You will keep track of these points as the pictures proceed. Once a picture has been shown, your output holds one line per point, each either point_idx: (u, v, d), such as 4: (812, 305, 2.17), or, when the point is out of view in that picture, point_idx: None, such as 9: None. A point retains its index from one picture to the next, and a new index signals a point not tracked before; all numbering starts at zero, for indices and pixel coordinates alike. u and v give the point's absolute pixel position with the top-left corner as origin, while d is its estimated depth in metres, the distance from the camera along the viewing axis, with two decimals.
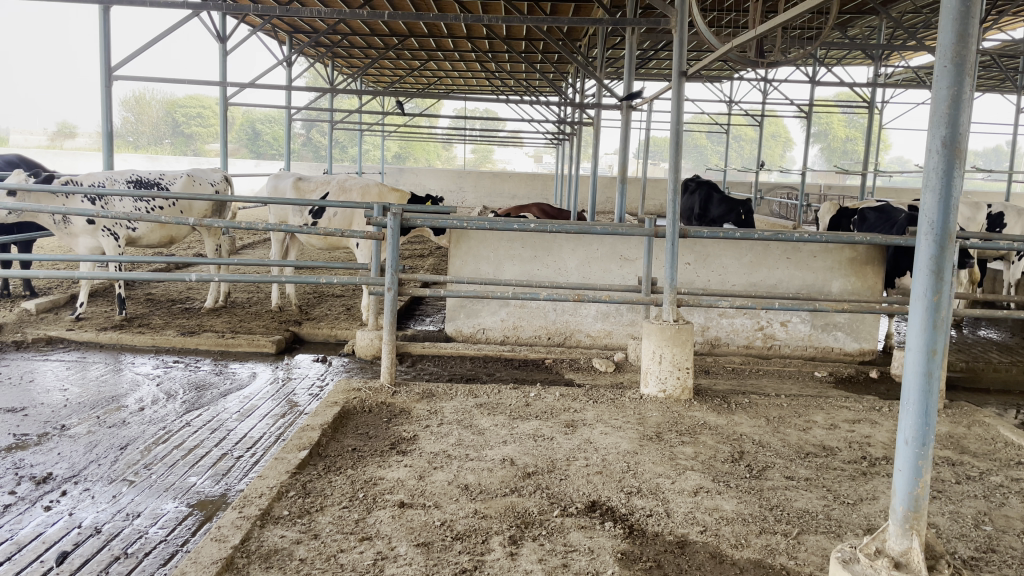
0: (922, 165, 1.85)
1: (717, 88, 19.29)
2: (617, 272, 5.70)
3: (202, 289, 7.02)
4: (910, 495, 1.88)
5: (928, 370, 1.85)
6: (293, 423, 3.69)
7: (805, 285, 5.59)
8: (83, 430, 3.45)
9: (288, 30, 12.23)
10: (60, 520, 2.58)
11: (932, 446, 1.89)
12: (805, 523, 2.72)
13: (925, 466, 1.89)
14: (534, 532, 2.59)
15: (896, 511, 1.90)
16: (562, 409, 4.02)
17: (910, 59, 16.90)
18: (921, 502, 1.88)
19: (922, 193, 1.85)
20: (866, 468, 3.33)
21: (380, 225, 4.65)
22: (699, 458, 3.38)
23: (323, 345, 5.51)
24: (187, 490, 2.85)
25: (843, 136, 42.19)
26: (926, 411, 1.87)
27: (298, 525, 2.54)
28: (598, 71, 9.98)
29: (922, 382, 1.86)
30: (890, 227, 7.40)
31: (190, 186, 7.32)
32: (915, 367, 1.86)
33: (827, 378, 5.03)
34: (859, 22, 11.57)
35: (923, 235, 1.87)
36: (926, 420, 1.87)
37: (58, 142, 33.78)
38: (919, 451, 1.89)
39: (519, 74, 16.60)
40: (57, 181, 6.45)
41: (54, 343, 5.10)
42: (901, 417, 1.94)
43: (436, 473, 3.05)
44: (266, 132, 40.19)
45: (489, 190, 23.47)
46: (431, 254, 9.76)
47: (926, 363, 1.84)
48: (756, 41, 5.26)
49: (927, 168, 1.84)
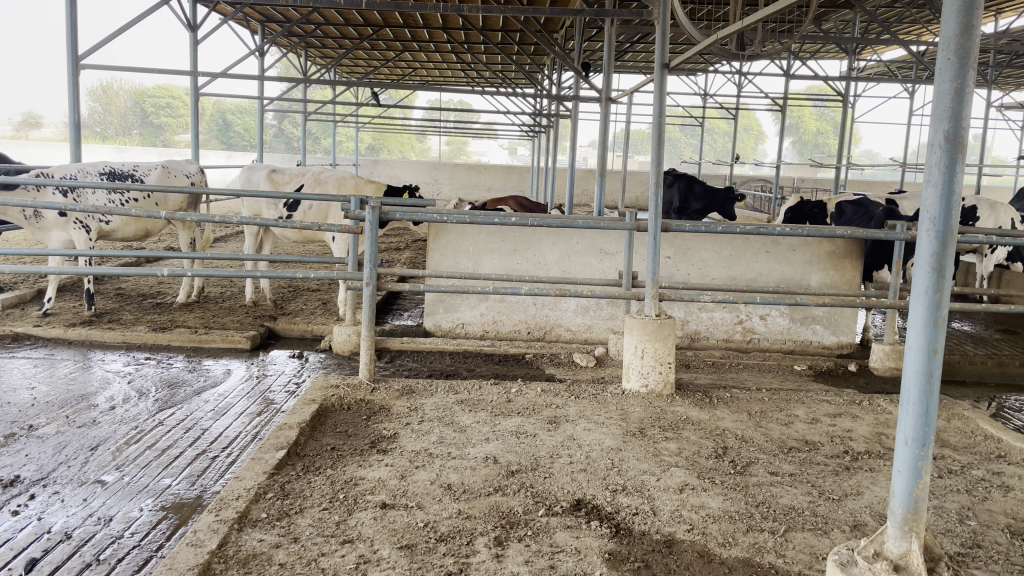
0: (923, 159, 1.83)
1: (693, 81, 19.33)
2: (598, 266, 5.65)
3: (175, 283, 6.85)
4: (910, 497, 1.88)
5: (929, 370, 1.84)
6: (270, 422, 3.59)
7: (785, 278, 5.61)
8: (52, 430, 3.32)
9: (261, 19, 11.96)
10: (28, 525, 2.46)
11: (932, 446, 1.88)
12: (791, 520, 2.71)
13: (925, 467, 1.89)
14: (520, 532, 2.54)
15: (895, 513, 1.90)
16: (544, 405, 3.97)
17: (882, 54, 17.12)
18: (920, 503, 1.88)
19: (923, 188, 1.83)
20: (849, 462, 3.34)
21: (357, 218, 4.52)
22: (683, 454, 3.36)
23: (299, 341, 5.39)
24: (161, 492, 2.75)
25: (814, 130, 42.79)
26: (926, 410, 1.86)
27: (277, 528, 2.45)
28: (576, 62, 9.90)
29: (922, 381, 1.86)
30: (868, 220, 7.50)
31: (165, 178, 7.14)
32: (916, 367, 1.85)
33: (806, 371, 5.05)
34: (833, 16, 11.65)
35: (924, 231, 1.85)
36: (926, 420, 1.86)
37: (22, 132, 32.83)
38: (919, 452, 1.88)
39: (495, 65, 16.45)
40: (27, 172, 6.23)
41: (19, 340, 4.90)
42: (900, 417, 1.93)
43: (418, 473, 2.98)
44: (237, 123, 39.52)
45: (466, 182, 23.34)
46: (409, 247, 9.65)
47: (927, 362, 1.83)
48: (737, 35, 5.24)
49: (929, 163, 1.82)
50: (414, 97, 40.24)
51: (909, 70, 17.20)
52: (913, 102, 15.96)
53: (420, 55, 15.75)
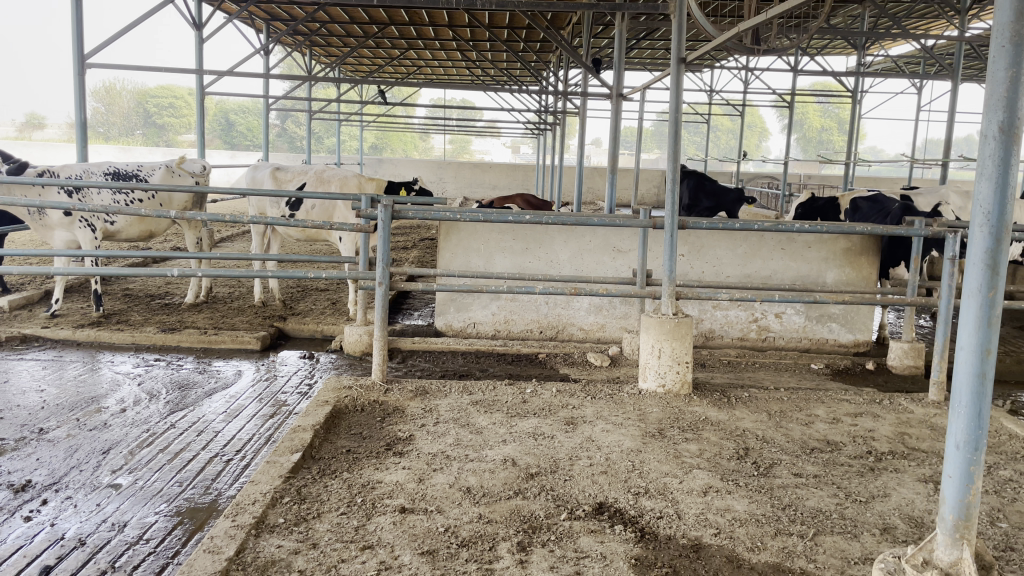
0: (977, 151, 1.85)
1: (699, 78, 19.23)
2: (610, 264, 5.59)
3: (182, 284, 6.80)
4: (962, 503, 1.89)
5: (981, 371, 1.85)
6: (283, 424, 3.54)
7: (800, 276, 5.54)
8: (63, 434, 3.27)
9: (266, 17, 11.90)
10: (41, 531, 2.41)
11: (984, 451, 1.89)
12: (820, 524, 2.64)
13: (977, 471, 1.89)
14: (543, 537, 2.48)
15: (946, 519, 1.91)
16: (560, 406, 3.91)
17: (890, 49, 16.99)
18: (972, 510, 1.89)
19: (976, 181, 1.85)
20: (874, 463, 3.27)
21: (369, 217, 4.45)
22: (704, 456, 3.29)
23: (309, 341, 5.34)
24: (176, 497, 2.69)
25: (819, 126, 42.67)
26: (978, 413, 1.86)
27: (295, 534, 2.40)
28: (584, 58, 9.80)
29: (974, 383, 1.86)
30: (883, 217, 7.41)
31: (169, 178, 7.09)
32: (968, 368, 1.86)
33: (824, 370, 4.98)
34: (842, 11, 11.56)
35: (977, 227, 1.86)
36: (977, 424, 1.87)
37: (26, 133, 32.96)
38: (971, 456, 1.89)
39: (500, 63, 16.39)
40: (32, 172, 6.20)
41: (27, 342, 4.86)
42: (950, 422, 1.94)
43: (436, 476, 2.92)
44: (240, 123, 39.52)
45: (470, 180, 23.30)
46: (416, 246, 9.59)
47: (980, 363, 1.84)
48: (751, 29, 5.16)
49: (982, 155, 1.84)
50: (418, 95, 40.23)
51: (917, 64, 17.05)
52: (922, 98, 15.79)
53: (425, 53, 15.70)
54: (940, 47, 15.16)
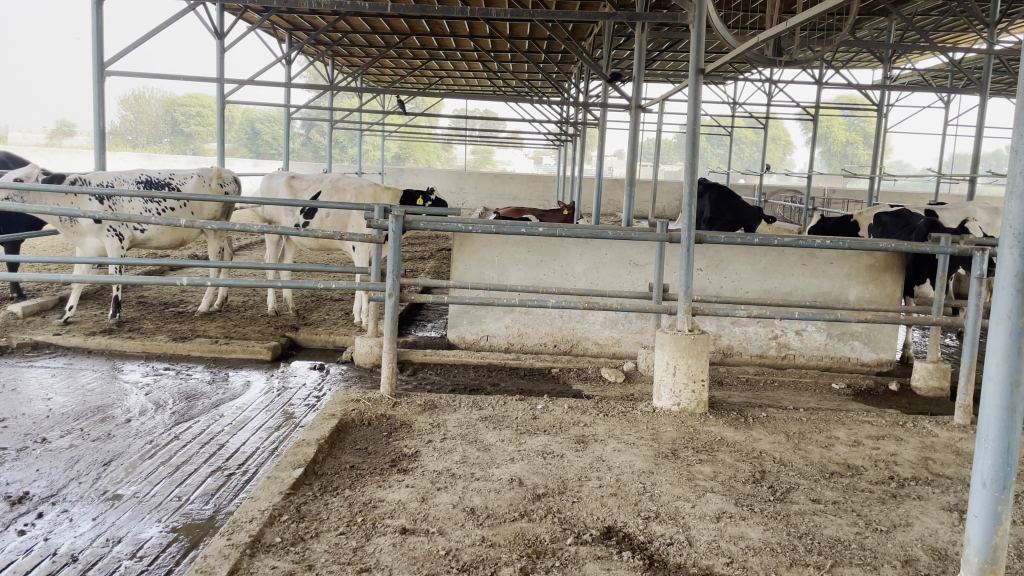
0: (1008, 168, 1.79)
1: (722, 90, 19.09)
2: (626, 277, 5.50)
3: (198, 292, 6.84)
4: (988, 544, 1.86)
5: (1011, 404, 1.79)
6: (288, 437, 3.50)
7: (822, 293, 5.40)
8: (65, 443, 3.25)
9: (288, 26, 12.02)
10: (34, 546, 2.37)
11: (1013, 489, 1.84)
12: (838, 554, 2.52)
13: (1004, 510, 1.85)
14: (547, 563, 2.39)
15: (972, 562, 1.89)
16: (571, 424, 3.82)
17: (918, 63, 16.73)
18: (998, 552, 1.86)
19: (1005, 200, 1.82)
20: (896, 490, 3.13)
21: (381, 228, 4.38)
22: (719, 478, 3.18)
23: (321, 352, 5.30)
24: (174, 512, 2.64)
25: (844, 140, 42.24)
26: (1007, 449, 1.81)
27: (291, 554, 2.33)
28: (604, 70, 9.63)
29: (1003, 416, 1.81)
30: (909, 233, 7.22)
31: (200, 187, 7.17)
32: (997, 402, 1.81)
33: (845, 390, 4.83)
34: (869, 24, 11.40)
35: (1007, 248, 1.82)
36: (1007, 460, 1.82)
37: (56, 140, 33.71)
38: (999, 494, 1.84)
39: (522, 73, 16.36)
40: (66, 179, 6.26)
41: (39, 349, 4.88)
42: (977, 457, 1.89)
43: (440, 495, 2.85)
44: (265, 132, 40.06)
45: (491, 191, 23.29)
46: (433, 256, 9.57)
47: (1010, 395, 1.78)
48: (774, 39, 5.03)
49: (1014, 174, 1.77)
50: (441, 105, 40.48)
51: (945, 78, 16.80)
52: (950, 111, 15.50)
53: (445, 63, 15.80)
54: (969, 61, 14.89)
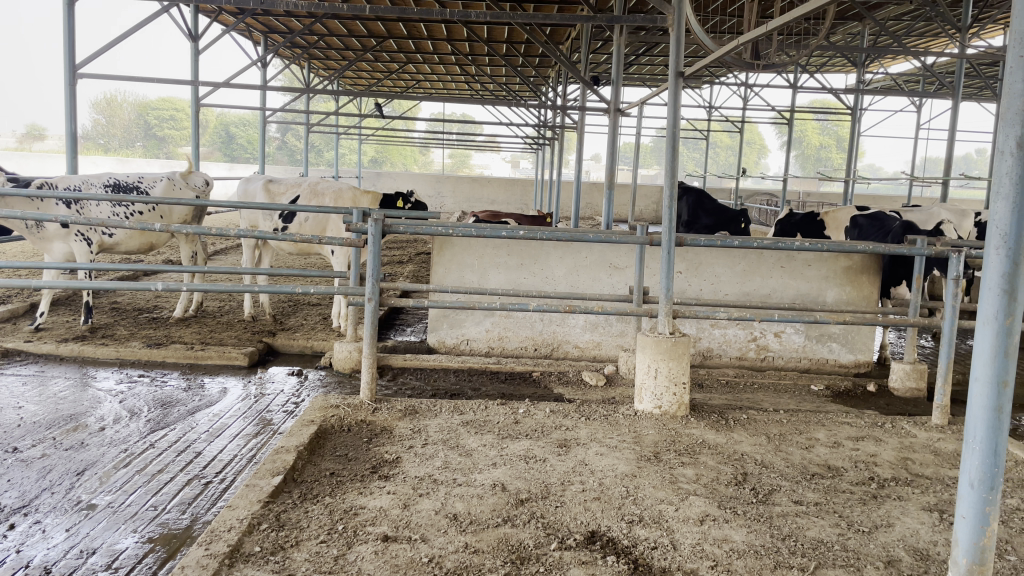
0: (994, 168, 1.80)
1: (698, 95, 19.27)
2: (607, 280, 5.51)
3: (172, 297, 6.71)
4: (976, 546, 1.89)
5: (998, 404, 1.82)
6: (266, 444, 3.43)
7: (800, 295, 5.45)
8: (37, 453, 3.15)
9: (263, 28, 11.90)
10: (5, 558, 2.29)
11: (1001, 489, 1.87)
12: (822, 556, 2.53)
13: (992, 511, 1.88)
14: (531, 569, 2.37)
15: (961, 563, 1.91)
16: (553, 428, 3.80)
17: (890, 68, 17.02)
18: (986, 553, 1.89)
19: (992, 201, 1.82)
20: (876, 490, 3.16)
21: (360, 231, 4.31)
22: (701, 481, 3.18)
23: (299, 357, 5.23)
24: (149, 522, 2.57)
25: (817, 144, 42.92)
26: (994, 449, 1.84)
27: (271, 563, 2.28)
28: (582, 73, 9.63)
29: (989, 417, 1.84)
30: (884, 235, 7.32)
31: (171, 190, 7.05)
32: (984, 402, 1.83)
33: (824, 392, 4.87)
34: (843, 28, 11.58)
35: (992, 249, 1.83)
36: (994, 460, 1.84)
37: (25, 143, 33.04)
38: (986, 495, 1.87)
39: (500, 76, 16.36)
40: (32, 183, 6.12)
41: (8, 356, 4.75)
42: (965, 456, 1.92)
43: (422, 502, 2.80)
44: (239, 136, 39.66)
45: (470, 195, 23.27)
46: (411, 260, 9.49)
47: (997, 395, 1.81)
48: (751, 43, 5.08)
49: (999, 174, 1.79)
50: (419, 108, 40.38)
51: (916, 83, 17.12)
52: (921, 115, 15.80)
53: (423, 67, 15.76)
54: (941, 65, 15.20)
